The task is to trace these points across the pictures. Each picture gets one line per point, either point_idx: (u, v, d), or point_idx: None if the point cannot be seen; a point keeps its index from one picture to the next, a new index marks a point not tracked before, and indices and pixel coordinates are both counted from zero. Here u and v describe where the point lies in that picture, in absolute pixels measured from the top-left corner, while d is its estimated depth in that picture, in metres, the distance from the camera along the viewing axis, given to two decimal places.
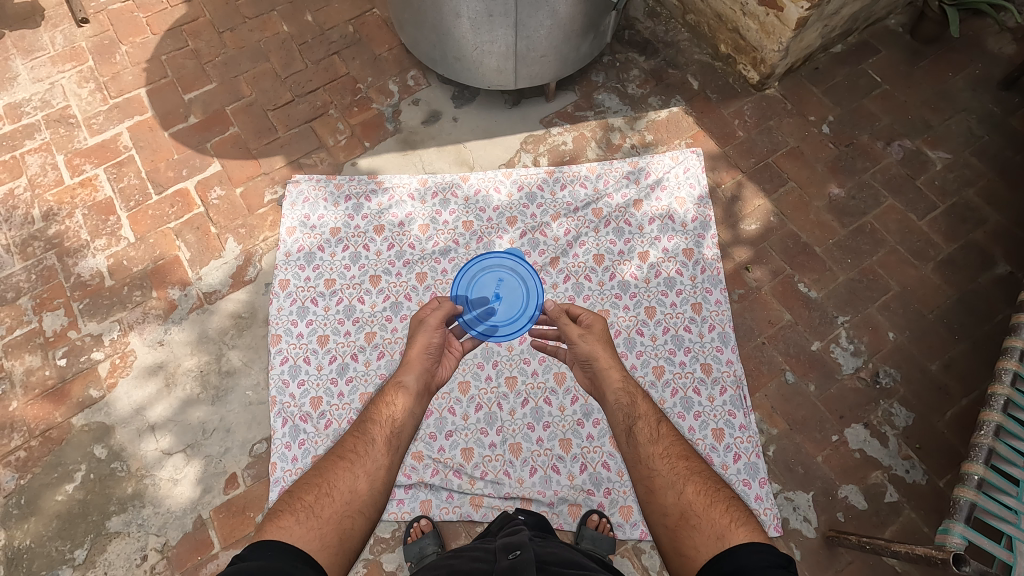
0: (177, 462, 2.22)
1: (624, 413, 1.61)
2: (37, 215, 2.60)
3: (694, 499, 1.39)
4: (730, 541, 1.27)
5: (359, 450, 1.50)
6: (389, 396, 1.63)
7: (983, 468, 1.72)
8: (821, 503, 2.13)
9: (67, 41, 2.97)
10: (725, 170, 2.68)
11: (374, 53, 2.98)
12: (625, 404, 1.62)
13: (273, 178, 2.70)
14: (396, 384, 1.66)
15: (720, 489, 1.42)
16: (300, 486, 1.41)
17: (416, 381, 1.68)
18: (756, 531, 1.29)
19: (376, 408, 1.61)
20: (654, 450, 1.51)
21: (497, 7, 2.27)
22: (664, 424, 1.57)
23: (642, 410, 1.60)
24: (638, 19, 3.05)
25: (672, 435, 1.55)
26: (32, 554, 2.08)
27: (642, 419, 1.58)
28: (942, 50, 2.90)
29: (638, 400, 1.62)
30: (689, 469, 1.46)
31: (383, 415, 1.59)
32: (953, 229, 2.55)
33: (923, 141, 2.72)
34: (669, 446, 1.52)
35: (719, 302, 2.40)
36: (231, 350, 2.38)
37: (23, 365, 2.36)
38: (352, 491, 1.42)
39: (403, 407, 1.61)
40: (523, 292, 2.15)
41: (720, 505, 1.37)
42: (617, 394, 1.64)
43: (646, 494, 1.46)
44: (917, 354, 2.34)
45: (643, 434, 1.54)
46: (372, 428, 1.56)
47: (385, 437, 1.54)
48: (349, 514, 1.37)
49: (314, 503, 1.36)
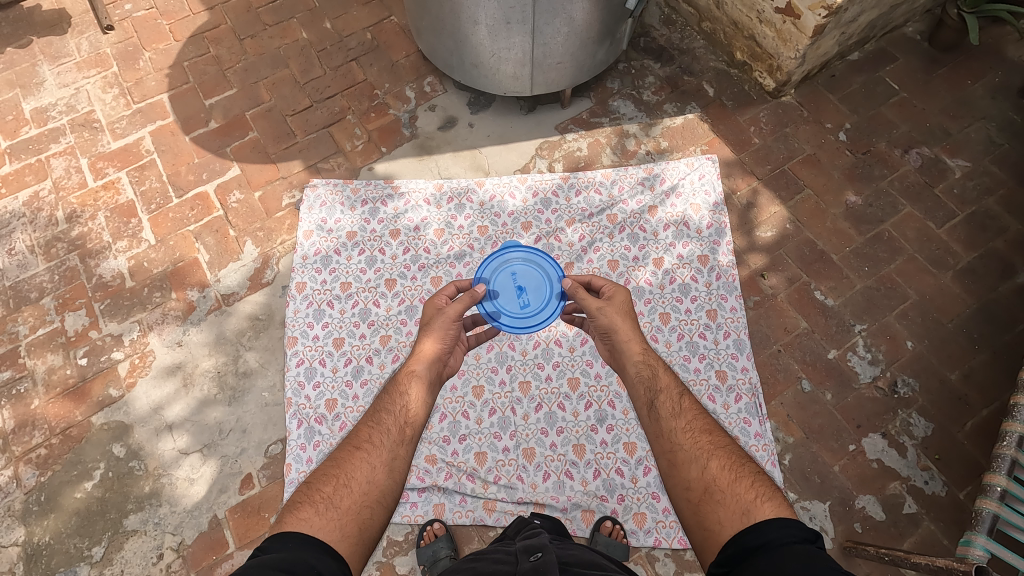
0: (193, 462, 2.24)
1: (645, 386, 1.61)
2: (61, 216, 2.65)
3: (717, 474, 1.39)
4: (755, 516, 1.26)
5: (374, 441, 1.51)
6: (403, 386, 1.63)
7: (1005, 479, 1.69)
8: (838, 513, 2.10)
9: (93, 47, 3.04)
10: (740, 176, 2.68)
11: (392, 60, 3.01)
12: (646, 376, 1.62)
13: (291, 182, 2.73)
14: (407, 373, 1.67)
15: (744, 464, 1.41)
16: (318, 477, 1.42)
17: (429, 371, 1.68)
18: (782, 506, 1.28)
19: (391, 398, 1.61)
20: (676, 424, 1.50)
21: (515, 14, 2.29)
22: (686, 398, 1.57)
23: (664, 383, 1.60)
24: (654, 27, 3.06)
25: (694, 410, 1.54)
26: (51, 551, 2.11)
27: (664, 393, 1.58)
28: (961, 57, 2.88)
29: (659, 373, 1.62)
30: (712, 444, 1.45)
31: (396, 406, 1.59)
32: (973, 238, 2.52)
33: (942, 148, 2.70)
34: (692, 421, 1.51)
35: (734, 309, 2.39)
36: (248, 352, 2.41)
37: (45, 364, 2.40)
38: (369, 482, 1.43)
39: (416, 398, 1.62)
40: (542, 274, 2.09)
41: (744, 481, 1.36)
42: (637, 365, 1.64)
43: (669, 468, 1.45)
44: (936, 363, 2.32)
45: (665, 408, 1.54)
46: (386, 419, 1.56)
47: (398, 429, 1.55)
48: (367, 505, 1.38)
49: (333, 494, 1.38)
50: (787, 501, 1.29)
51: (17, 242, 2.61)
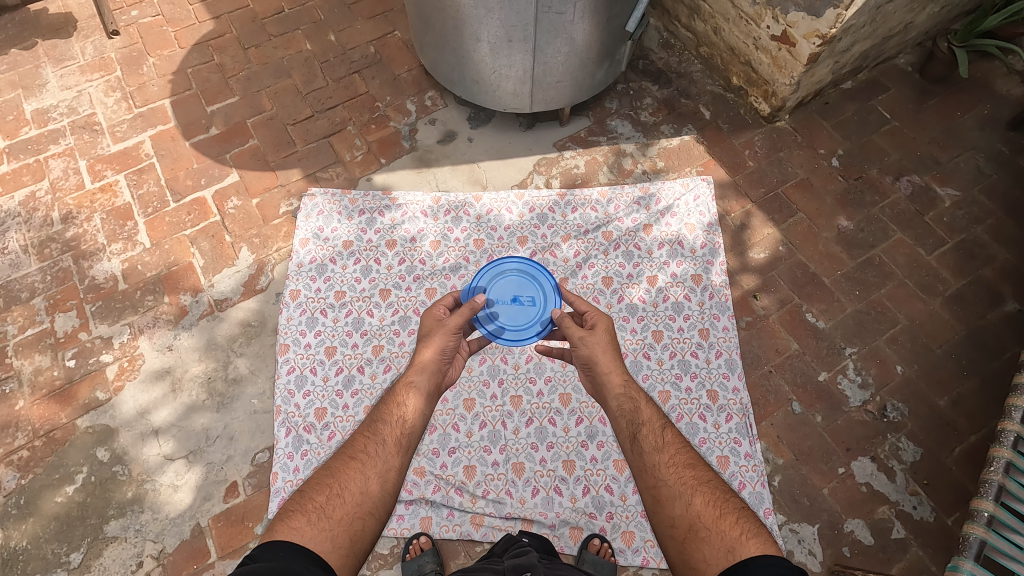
0: (178, 468, 2.21)
1: (627, 419, 1.59)
2: (56, 217, 2.65)
3: (702, 510, 1.39)
4: (741, 553, 1.28)
5: (370, 451, 1.50)
6: (400, 397, 1.61)
7: (993, 504, 1.71)
8: (826, 537, 2.10)
9: (97, 51, 3.06)
10: (734, 199, 2.71)
11: (394, 74, 3.05)
12: (628, 410, 1.60)
13: (289, 190, 2.74)
14: (406, 384, 1.64)
15: (729, 499, 1.42)
16: (312, 486, 1.42)
17: (427, 382, 1.66)
18: (767, 543, 1.30)
19: (387, 409, 1.60)
20: (659, 459, 1.50)
21: (516, 32, 2.33)
22: (668, 431, 1.56)
23: (646, 416, 1.58)
24: (653, 50, 3.12)
25: (677, 443, 1.54)
26: (28, 555, 2.07)
27: (646, 426, 1.56)
28: (951, 90, 2.95)
29: (641, 406, 1.60)
30: (696, 479, 1.45)
31: (393, 416, 1.58)
32: (962, 265, 2.56)
33: (931, 177, 2.75)
34: (675, 454, 1.51)
35: (726, 328, 2.41)
36: (239, 358, 2.40)
37: (32, 365, 2.37)
38: (363, 492, 1.42)
39: (414, 408, 1.60)
40: (511, 278, 2.12)
41: (729, 517, 1.37)
42: (619, 398, 1.62)
43: (653, 504, 1.45)
44: (925, 389, 2.33)
45: (648, 443, 1.53)
46: (383, 429, 1.55)
47: (395, 439, 1.53)
48: (360, 517, 1.37)
49: (326, 504, 1.37)
50: (773, 538, 1.31)
51: (11, 241, 2.60)
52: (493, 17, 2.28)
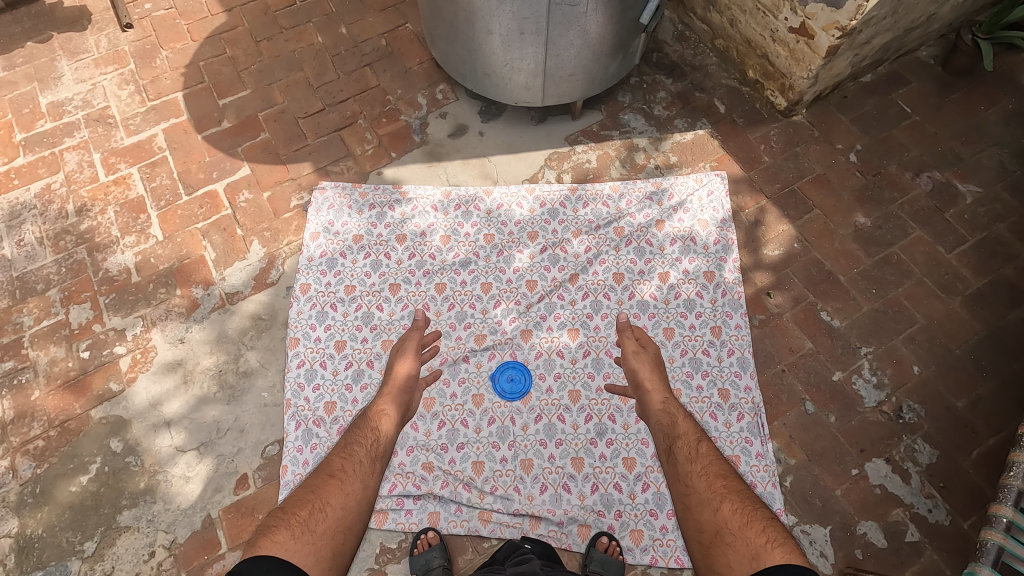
0: (190, 459, 2.23)
1: (665, 432, 1.88)
2: (71, 210, 2.67)
3: (729, 517, 1.62)
4: (763, 561, 1.46)
5: (347, 470, 1.74)
6: (375, 421, 1.88)
7: (1011, 510, 1.67)
8: (838, 539, 2.07)
9: (111, 44, 3.08)
10: (748, 194, 2.67)
11: (405, 66, 3.04)
12: (666, 425, 1.90)
13: (300, 184, 2.75)
14: (379, 410, 1.93)
15: (758, 510, 1.62)
16: (294, 503, 1.64)
17: (397, 408, 1.93)
18: (790, 553, 1.46)
19: (363, 432, 1.86)
20: (692, 468, 1.76)
21: (529, 25, 2.30)
22: (701, 443, 1.83)
23: (681, 430, 1.87)
24: (667, 43, 3.08)
25: (710, 455, 1.79)
26: (43, 543, 2.10)
27: (681, 439, 1.84)
28: (974, 83, 2.87)
29: (678, 420, 1.89)
30: (726, 488, 1.69)
31: (369, 439, 1.84)
32: (982, 264, 2.50)
33: (953, 173, 2.68)
34: (708, 465, 1.76)
35: (739, 326, 2.37)
36: (250, 351, 2.41)
37: (47, 356, 2.40)
38: (343, 508, 1.65)
39: (387, 431, 1.87)
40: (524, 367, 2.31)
41: (756, 526, 1.56)
42: (658, 414, 1.92)
43: (684, 511, 1.71)
44: (942, 390, 2.28)
45: (681, 454, 1.80)
46: (359, 451, 1.80)
47: (369, 460, 1.78)
48: (340, 531, 1.59)
49: (308, 519, 1.59)
50: (796, 549, 1.46)
51: (26, 233, 2.63)
52: (505, 9, 2.25)
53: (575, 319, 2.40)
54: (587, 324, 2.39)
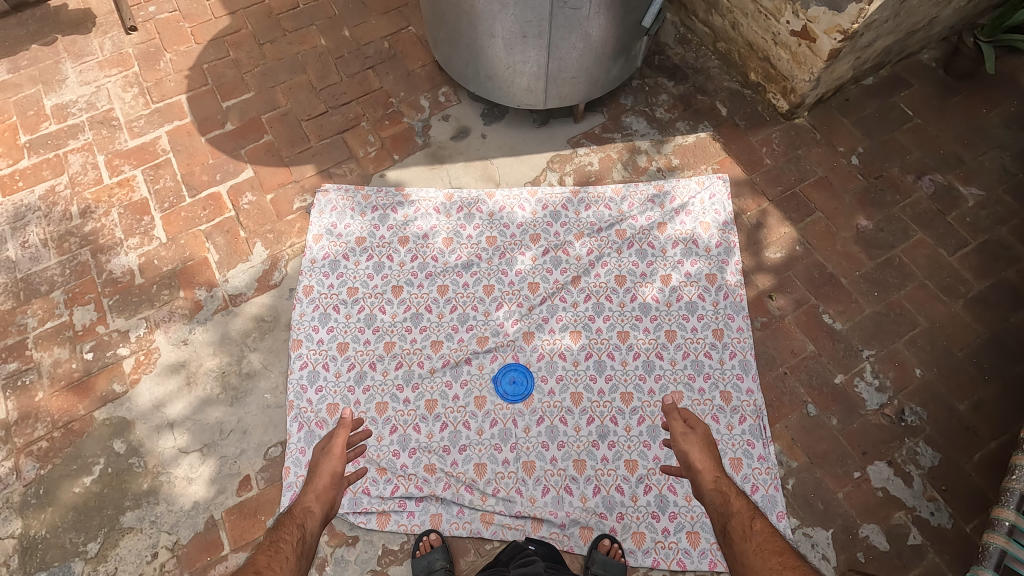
0: (193, 460, 2.24)
1: (719, 512, 1.72)
2: (75, 211, 2.69)
3: None
4: None
5: (274, 568, 1.50)
6: (299, 516, 1.67)
7: (1014, 513, 1.68)
8: (840, 542, 2.07)
9: (115, 47, 3.09)
10: (750, 197, 2.68)
11: (407, 69, 3.05)
12: (720, 504, 1.74)
13: (303, 186, 2.76)
14: (302, 509, 1.70)
15: None
16: None
17: (324, 508, 1.72)
18: None
19: (285, 530, 1.63)
20: (747, 546, 1.60)
21: (532, 28, 2.31)
22: (756, 520, 1.66)
23: (736, 508, 1.71)
24: (669, 46, 3.08)
25: (766, 532, 1.63)
26: (47, 544, 2.11)
27: (735, 517, 1.68)
28: (976, 86, 2.87)
29: (731, 499, 1.73)
30: (783, 565, 1.53)
31: (295, 537, 1.61)
32: (985, 266, 2.50)
33: (955, 175, 2.68)
34: (765, 541, 1.60)
35: (740, 329, 2.38)
36: (253, 353, 2.41)
37: (51, 357, 2.41)
38: None
39: (312, 530, 1.66)
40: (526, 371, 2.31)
41: None
42: (712, 494, 1.77)
43: None
44: (944, 393, 2.28)
45: (736, 532, 1.65)
46: (284, 547, 1.57)
47: (297, 557, 1.56)
48: None
49: None
50: None
51: (31, 235, 2.64)
52: (508, 13, 2.26)
53: (577, 321, 2.41)
54: (589, 326, 2.40)
